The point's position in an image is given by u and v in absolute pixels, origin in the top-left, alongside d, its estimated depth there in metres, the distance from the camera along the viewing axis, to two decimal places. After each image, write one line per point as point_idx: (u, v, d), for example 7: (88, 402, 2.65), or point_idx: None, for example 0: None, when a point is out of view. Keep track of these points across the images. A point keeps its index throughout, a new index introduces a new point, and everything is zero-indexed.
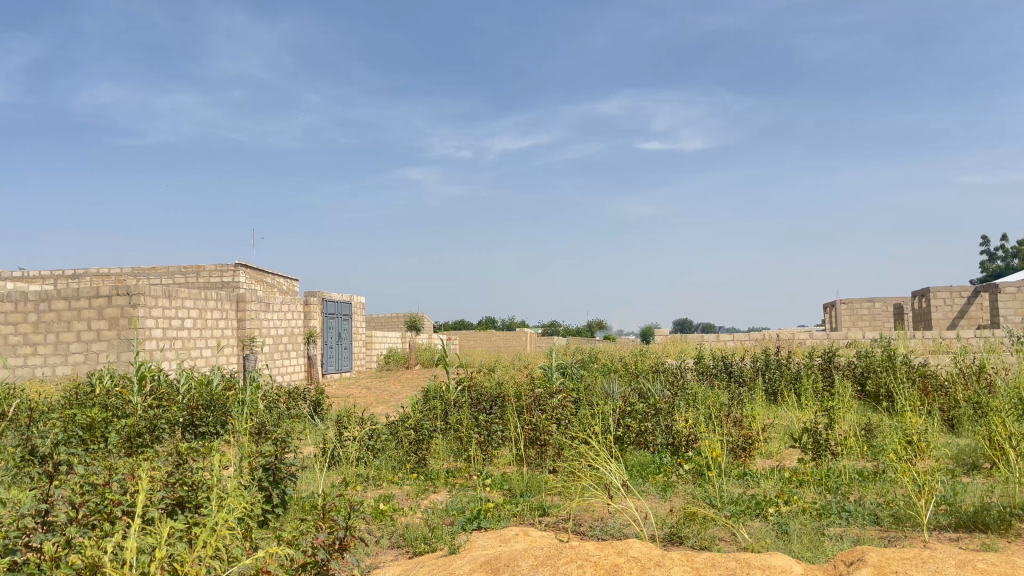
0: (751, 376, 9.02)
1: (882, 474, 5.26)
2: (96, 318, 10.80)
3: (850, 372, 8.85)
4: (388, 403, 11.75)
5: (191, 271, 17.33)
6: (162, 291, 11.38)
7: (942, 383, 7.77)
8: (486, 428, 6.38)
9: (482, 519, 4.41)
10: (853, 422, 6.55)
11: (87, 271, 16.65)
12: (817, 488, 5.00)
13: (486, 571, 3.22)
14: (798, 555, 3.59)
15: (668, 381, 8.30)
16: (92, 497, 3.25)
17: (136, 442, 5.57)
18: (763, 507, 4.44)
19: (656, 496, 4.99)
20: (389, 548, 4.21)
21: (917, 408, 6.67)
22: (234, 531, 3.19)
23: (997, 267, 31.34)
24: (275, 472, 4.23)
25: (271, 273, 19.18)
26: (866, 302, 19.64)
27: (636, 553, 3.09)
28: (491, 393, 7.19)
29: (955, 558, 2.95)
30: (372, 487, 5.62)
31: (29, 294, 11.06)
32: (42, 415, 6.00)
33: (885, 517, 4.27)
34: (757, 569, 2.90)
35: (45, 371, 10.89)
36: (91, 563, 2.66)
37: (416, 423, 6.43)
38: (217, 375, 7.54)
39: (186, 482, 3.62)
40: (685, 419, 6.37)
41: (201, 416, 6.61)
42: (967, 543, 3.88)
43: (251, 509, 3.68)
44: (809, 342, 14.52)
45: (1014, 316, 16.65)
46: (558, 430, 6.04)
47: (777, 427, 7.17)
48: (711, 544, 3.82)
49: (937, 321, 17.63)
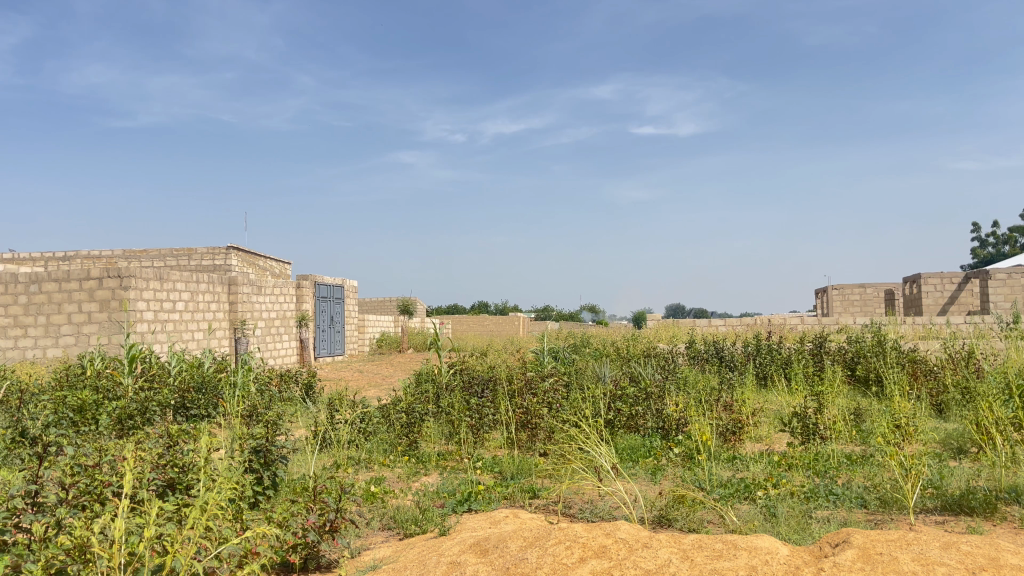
0: (742, 361, 9.06)
1: (870, 458, 5.29)
2: (87, 301, 10.73)
3: (840, 357, 8.90)
4: (380, 386, 11.81)
5: (182, 253, 17.28)
6: (154, 273, 11.30)
7: (931, 367, 7.83)
8: (478, 411, 6.41)
9: (472, 501, 4.43)
10: (843, 407, 6.59)
11: (78, 253, 16.56)
12: (806, 471, 5.06)
13: (475, 552, 3.23)
14: (785, 537, 3.64)
15: (659, 364, 8.34)
16: (82, 479, 3.22)
17: (127, 423, 5.60)
18: (751, 490, 4.49)
19: (645, 479, 5.04)
20: (379, 530, 4.23)
21: (906, 393, 6.74)
22: (224, 513, 3.21)
23: (989, 254, 31.59)
24: (266, 454, 4.17)
25: (263, 256, 19.11)
26: (857, 288, 19.76)
27: (625, 535, 3.12)
28: (484, 376, 7.21)
29: (939, 540, 2.98)
30: (363, 470, 5.64)
31: (19, 275, 10.97)
32: (32, 396, 6.01)
33: (873, 500, 4.31)
34: (744, 551, 2.91)
35: (35, 353, 10.81)
36: (80, 544, 2.67)
37: (407, 406, 6.59)
38: (208, 358, 7.49)
39: (177, 463, 3.60)
40: (675, 403, 6.39)
41: (193, 398, 6.56)
42: (952, 525, 3.93)
43: (242, 491, 3.66)
44: (799, 327, 14.65)
45: (1003, 303, 16.80)
46: (549, 414, 6.07)
47: (767, 412, 7.21)
48: (699, 527, 3.85)
49: (928, 307, 17.73)
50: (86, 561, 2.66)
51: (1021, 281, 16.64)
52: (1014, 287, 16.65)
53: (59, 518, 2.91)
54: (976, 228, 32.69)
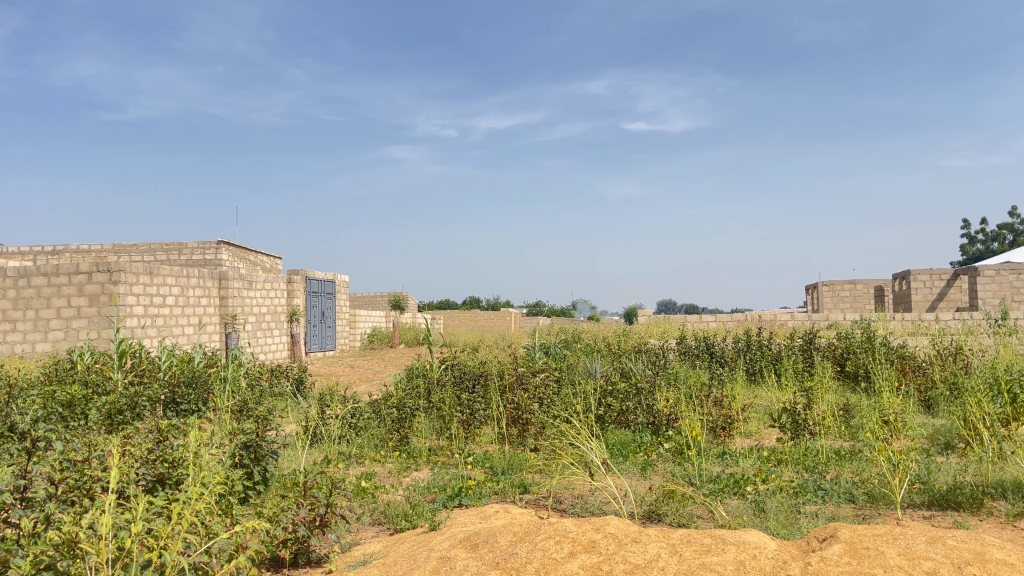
0: (733, 357, 9.13)
1: (859, 454, 5.32)
2: (76, 295, 10.63)
3: (830, 353, 8.95)
4: (370, 381, 11.80)
5: (172, 248, 17.24)
6: (143, 268, 11.23)
7: (920, 364, 7.89)
8: (469, 406, 6.37)
9: (463, 496, 4.45)
10: (833, 403, 6.65)
11: (66, 248, 16.43)
12: (795, 467, 5.09)
13: (465, 547, 3.23)
14: (774, 533, 3.66)
15: (650, 359, 8.45)
16: (71, 473, 3.19)
17: (117, 419, 5.58)
18: (741, 486, 4.49)
19: (636, 474, 5.06)
20: (369, 525, 4.23)
21: (894, 390, 6.78)
22: (213, 508, 3.18)
23: (978, 251, 31.76)
24: (256, 449, 4.11)
25: (254, 252, 19.02)
26: (847, 283, 19.87)
27: (613, 530, 3.12)
28: (475, 371, 7.19)
29: (926, 535, 3.00)
30: (353, 465, 5.63)
31: (8, 270, 10.89)
32: (21, 390, 5.99)
33: (861, 495, 4.34)
34: (732, 546, 2.92)
35: (24, 347, 10.72)
36: (68, 539, 2.62)
37: (398, 401, 6.57)
38: (198, 353, 7.44)
39: (167, 458, 3.58)
40: (665, 398, 6.41)
41: (183, 393, 6.50)
42: (939, 521, 3.95)
43: (231, 486, 3.62)
44: (790, 323, 14.75)
45: (992, 299, 17.07)
46: (540, 409, 6.16)
47: (757, 407, 7.27)
48: (688, 522, 3.87)
49: (916, 304, 17.83)
50: (76, 557, 2.61)
51: (1009, 278, 16.87)
52: (1002, 284, 16.89)
53: (47, 514, 2.86)
54: (965, 224, 32.88)
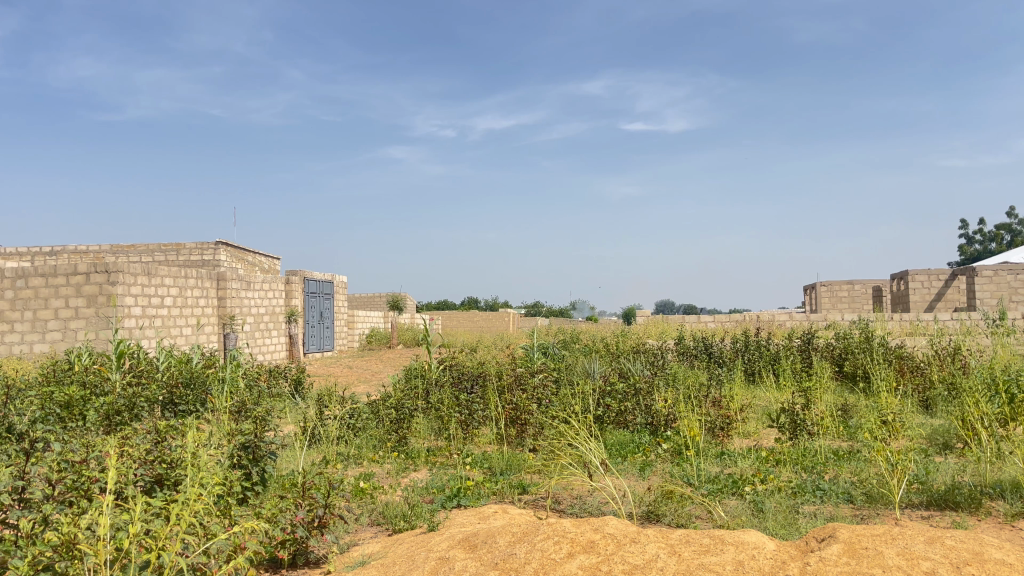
0: (732, 357, 9.14)
1: (857, 454, 5.33)
2: (74, 296, 10.61)
3: (828, 353, 8.96)
4: (368, 382, 11.80)
5: (170, 248, 17.22)
6: (142, 268, 11.22)
7: (918, 364, 7.90)
8: (467, 407, 6.38)
9: (461, 497, 4.45)
10: (830, 403, 6.66)
11: (64, 248, 16.40)
12: (794, 467, 5.09)
13: (463, 547, 3.23)
14: (773, 533, 3.66)
15: (648, 360, 8.46)
16: (69, 474, 3.19)
17: (115, 419, 5.58)
18: (740, 486, 4.50)
19: (634, 474, 5.06)
20: (368, 526, 4.23)
21: (892, 389, 6.79)
22: (211, 509, 3.18)
23: (976, 250, 31.84)
24: (254, 450, 4.11)
25: (252, 252, 19.00)
26: (845, 283, 19.90)
27: (612, 530, 3.13)
28: (473, 371, 7.18)
29: (924, 535, 3.00)
30: (352, 465, 5.63)
31: (5, 271, 10.87)
32: (18, 391, 5.99)
33: (859, 495, 4.34)
34: (731, 546, 2.93)
35: (22, 348, 10.70)
36: (67, 540, 2.62)
37: (396, 402, 6.58)
38: (196, 354, 7.43)
39: (165, 459, 3.58)
40: (664, 399, 6.41)
41: (181, 394, 6.49)
42: (937, 521, 3.96)
43: (229, 486, 3.62)
44: (788, 323, 14.76)
45: (990, 299, 17.11)
46: (539, 409, 6.16)
47: (755, 407, 7.28)
48: (687, 522, 3.87)
49: (915, 304, 17.87)
50: (73, 558, 2.60)
51: (1007, 278, 16.92)
52: (1000, 284, 16.94)
53: (46, 515, 2.86)
54: (963, 225, 32.95)
